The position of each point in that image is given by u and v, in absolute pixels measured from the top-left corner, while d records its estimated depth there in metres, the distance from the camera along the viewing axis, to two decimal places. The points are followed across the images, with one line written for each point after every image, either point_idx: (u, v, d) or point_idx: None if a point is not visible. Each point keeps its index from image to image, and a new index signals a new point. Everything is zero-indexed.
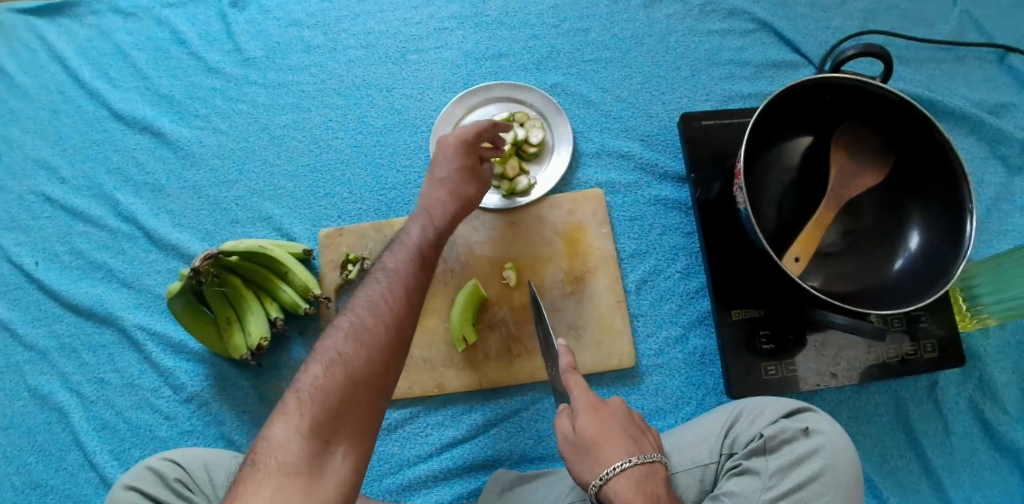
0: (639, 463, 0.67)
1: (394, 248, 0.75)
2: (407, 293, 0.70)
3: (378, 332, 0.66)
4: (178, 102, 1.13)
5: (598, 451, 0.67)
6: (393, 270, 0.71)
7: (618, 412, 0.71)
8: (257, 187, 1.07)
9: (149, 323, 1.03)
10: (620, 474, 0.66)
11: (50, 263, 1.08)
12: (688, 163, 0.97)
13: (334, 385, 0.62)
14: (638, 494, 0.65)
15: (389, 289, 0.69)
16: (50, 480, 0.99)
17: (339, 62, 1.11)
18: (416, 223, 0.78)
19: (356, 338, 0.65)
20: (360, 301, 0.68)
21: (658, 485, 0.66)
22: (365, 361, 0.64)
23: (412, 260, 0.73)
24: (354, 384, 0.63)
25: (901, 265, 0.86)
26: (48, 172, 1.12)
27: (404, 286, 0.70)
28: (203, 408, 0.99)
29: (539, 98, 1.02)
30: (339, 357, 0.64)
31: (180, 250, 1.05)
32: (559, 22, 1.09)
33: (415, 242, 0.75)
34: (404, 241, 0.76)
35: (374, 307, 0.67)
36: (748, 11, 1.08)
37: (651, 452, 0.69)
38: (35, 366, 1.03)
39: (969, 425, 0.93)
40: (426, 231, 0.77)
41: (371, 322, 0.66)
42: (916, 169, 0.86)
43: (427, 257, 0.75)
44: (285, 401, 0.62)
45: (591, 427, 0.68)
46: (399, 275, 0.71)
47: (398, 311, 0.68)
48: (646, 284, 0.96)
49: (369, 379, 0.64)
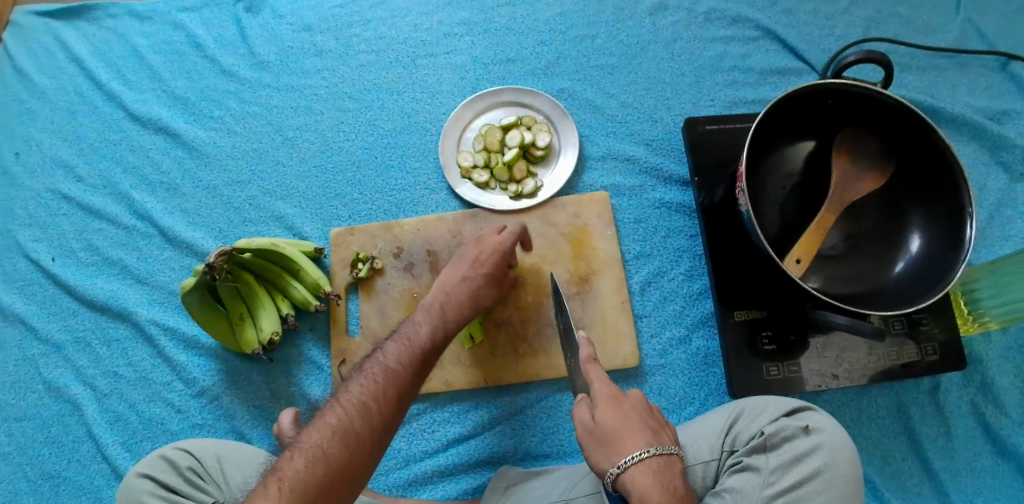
0: (657, 454, 0.68)
1: (391, 344, 0.76)
2: (399, 393, 0.70)
3: (363, 434, 0.66)
4: (193, 104, 1.15)
5: (618, 443, 0.69)
6: (389, 368, 0.72)
7: (638, 405, 0.73)
8: (270, 187, 1.09)
9: (162, 319, 1.05)
10: (639, 463, 0.67)
11: (66, 259, 1.10)
12: (692, 166, 0.99)
13: (312, 483, 0.61)
14: (655, 485, 0.66)
15: (382, 389, 0.70)
16: (64, 471, 1.01)
17: (351, 67, 1.14)
18: (417, 324, 0.79)
19: (340, 437, 0.65)
20: (350, 399, 0.68)
21: (674, 477, 0.67)
22: (345, 461, 0.64)
23: (411, 362, 0.74)
24: (332, 482, 0.62)
25: (902, 268, 0.87)
26: (66, 170, 1.15)
27: (396, 388, 0.70)
28: (214, 403, 1.01)
29: (546, 102, 1.05)
30: (321, 452, 0.63)
31: (194, 248, 1.07)
32: (566, 28, 1.11)
33: (415, 338, 0.77)
34: (406, 339, 0.77)
35: (362, 408, 0.67)
36: (752, 18, 1.10)
37: (670, 445, 0.70)
38: (51, 359, 1.06)
39: (971, 428, 0.94)
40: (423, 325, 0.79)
41: (359, 423, 0.66)
42: (917, 173, 0.87)
43: (425, 361, 0.75)
44: (263, 487, 0.61)
45: (611, 417, 0.70)
46: (393, 371, 0.72)
47: (385, 415, 0.68)
48: (650, 286, 0.98)
49: (352, 467, 0.64)
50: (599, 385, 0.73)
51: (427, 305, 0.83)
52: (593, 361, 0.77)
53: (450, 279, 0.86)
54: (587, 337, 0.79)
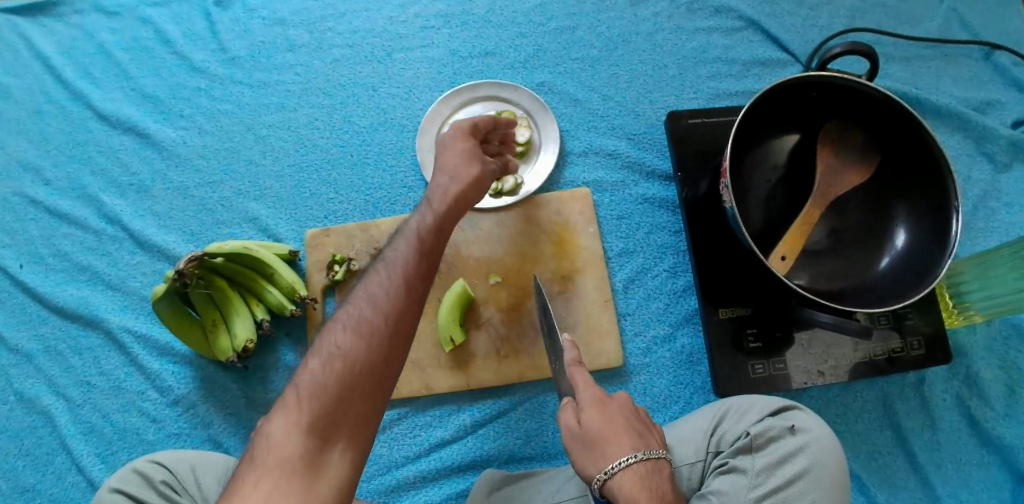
0: (645, 458, 0.67)
1: (396, 240, 0.71)
2: (409, 282, 0.66)
3: (377, 327, 0.63)
4: (164, 102, 1.12)
5: (604, 445, 0.67)
6: (395, 263, 0.67)
7: (623, 407, 0.71)
8: (243, 188, 1.06)
9: (134, 326, 1.02)
10: (626, 469, 0.66)
11: (34, 266, 1.07)
12: (675, 161, 0.96)
13: (330, 383, 0.60)
14: (642, 491, 0.64)
15: (389, 281, 0.66)
16: (37, 484, 0.98)
17: (325, 62, 1.10)
18: (414, 220, 0.73)
19: (353, 333, 0.62)
20: (360, 297, 0.65)
21: (661, 481, 0.66)
22: (363, 358, 0.61)
23: (416, 252, 0.68)
24: (351, 378, 0.60)
25: (888, 263, 0.86)
26: (32, 174, 1.11)
27: (403, 278, 0.66)
28: (190, 411, 0.98)
29: (526, 96, 1.02)
30: (336, 351, 0.62)
31: (166, 251, 1.04)
32: (545, 20, 1.09)
33: (416, 230, 0.71)
34: (409, 234, 0.70)
35: (372, 303, 0.64)
36: (735, 9, 1.08)
37: (657, 449, 0.69)
38: (20, 369, 1.02)
39: (956, 421, 0.93)
40: (425, 219, 0.72)
41: (371, 318, 0.63)
42: (904, 167, 0.86)
43: (432, 250, 0.70)
44: (284, 397, 0.60)
45: (597, 420, 0.69)
46: (400, 265, 0.67)
47: (396, 307, 0.64)
48: (634, 283, 0.96)
49: (370, 371, 0.61)
50: (584, 388, 0.71)
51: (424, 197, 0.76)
52: (578, 364, 0.74)
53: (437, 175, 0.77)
54: (572, 339, 0.75)
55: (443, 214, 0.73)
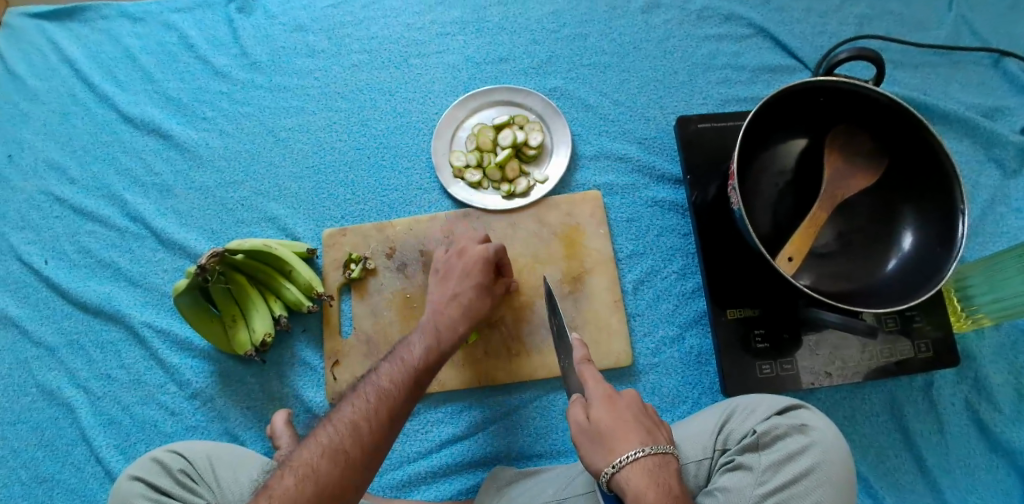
0: (653, 453, 0.68)
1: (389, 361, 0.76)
2: (393, 405, 0.71)
3: (353, 454, 0.66)
4: (185, 105, 1.15)
5: (613, 442, 0.69)
6: (381, 388, 0.72)
7: (633, 404, 0.72)
8: (262, 188, 1.09)
9: (155, 321, 1.05)
10: (634, 462, 0.67)
11: (59, 262, 1.11)
12: (686, 163, 0.98)
13: (300, 502, 0.63)
14: (650, 484, 0.66)
15: (373, 405, 0.70)
16: (57, 474, 1.01)
17: (342, 67, 1.13)
18: (412, 342, 0.78)
19: (330, 456, 0.66)
20: (342, 418, 0.69)
21: (669, 476, 0.67)
22: (333, 477, 0.65)
23: (404, 380, 0.73)
24: (320, 501, 0.63)
25: (895, 266, 0.88)
26: (58, 173, 1.15)
27: (389, 402, 0.71)
28: (207, 405, 1.00)
29: (539, 101, 1.04)
30: (311, 471, 0.65)
31: (186, 249, 1.07)
32: (558, 27, 1.11)
33: (411, 362, 0.75)
34: (400, 359, 0.76)
35: (353, 426, 0.68)
36: (745, 16, 1.10)
37: (664, 445, 0.70)
38: (44, 362, 1.06)
39: (964, 425, 0.94)
40: (422, 344, 0.78)
41: (350, 442, 0.67)
42: (911, 170, 0.88)
43: (420, 379, 0.75)
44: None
45: (607, 417, 0.70)
46: (388, 387, 0.72)
47: (377, 429, 0.69)
48: (643, 285, 0.97)
49: (337, 491, 0.64)
50: (592, 385, 0.73)
51: (421, 323, 0.81)
52: (588, 363, 0.76)
53: (443, 295, 0.83)
54: (581, 339, 0.78)
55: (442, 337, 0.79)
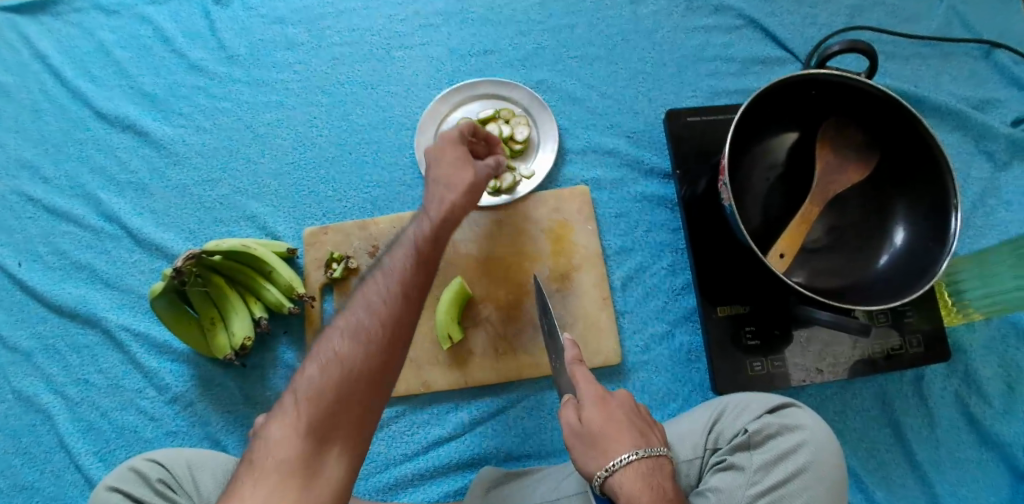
0: (646, 456, 0.67)
1: (395, 247, 0.70)
2: (407, 287, 0.65)
3: (376, 333, 0.62)
4: (162, 101, 1.12)
5: (605, 443, 0.67)
6: (390, 270, 0.67)
7: (625, 405, 0.71)
8: (241, 186, 1.05)
9: (133, 324, 1.02)
10: (627, 466, 0.66)
11: (34, 264, 1.08)
12: (675, 157, 0.96)
13: (330, 385, 0.59)
14: (645, 489, 0.64)
15: (386, 287, 0.65)
16: (35, 482, 0.99)
17: (323, 60, 1.10)
18: (415, 225, 0.73)
19: (337, 368, 0.60)
20: (345, 326, 0.63)
21: (663, 479, 0.66)
22: (361, 361, 0.61)
23: (413, 261, 0.68)
24: (350, 383, 0.59)
25: (886, 262, 0.87)
26: (31, 172, 1.12)
27: (402, 282, 0.65)
28: (187, 409, 0.98)
29: (525, 94, 1.02)
30: (321, 384, 0.59)
31: (164, 249, 1.04)
32: (544, 19, 1.08)
33: (415, 243, 0.70)
34: (404, 244, 0.70)
35: (358, 331, 0.62)
36: (734, 7, 1.07)
37: (658, 447, 0.69)
38: (18, 367, 1.03)
39: (955, 419, 0.93)
40: (423, 229, 0.72)
41: (357, 348, 0.61)
42: (903, 165, 0.87)
43: (430, 260, 0.69)
44: (282, 401, 0.59)
45: (600, 419, 0.68)
46: (398, 271, 0.67)
47: (397, 310, 0.64)
48: (632, 281, 0.95)
49: (367, 375, 0.60)
50: (584, 384, 0.71)
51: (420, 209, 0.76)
52: (578, 362, 0.74)
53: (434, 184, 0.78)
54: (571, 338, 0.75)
55: (439, 223, 0.73)
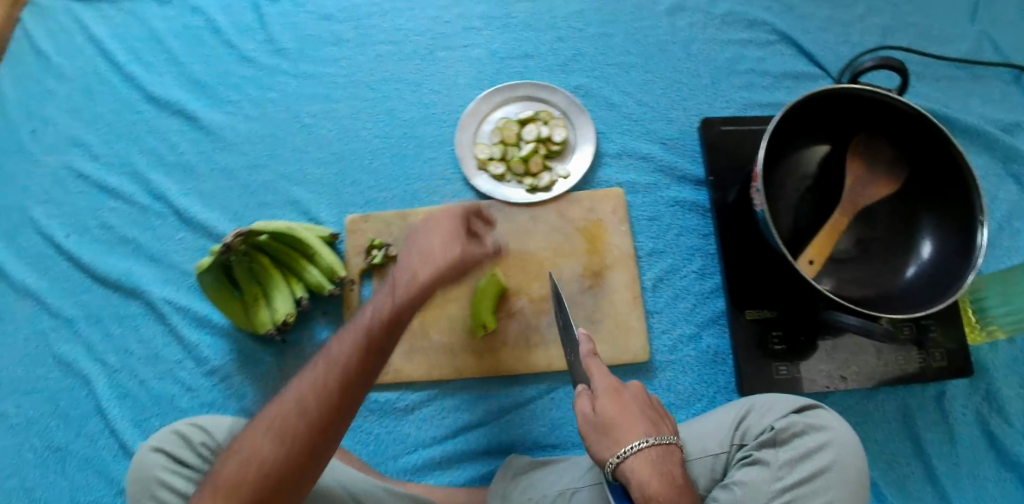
0: (657, 445, 0.69)
1: (346, 329, 0.68)
2: (341, 386, 0.65)
3: (299, 434, 0.63)
4: (211, 88, 1.16)
5: (618, 433, 0.69)
6: (330, 361, 0.66)
7: (638, 395, 0.73)
8: (286, 172, 1.09)
9: (175, 298, 1.06)
10: (637, 454, 0.68)
11: (81, 237, 1.12)
12: (709, 166, 0.99)
13: (247, 481, 0.62)
14: (656, 474, 0.67)
15: (321, 381, 0.65)
16: (70, 445, 1.02)
17: (369, 57, 1.14)
18: (377, 298, 0.68)
19: (255, 459, 0.63)
20: (273, 412, 0.65)
21: (672, 467, 0.69)
22: (279, 461, 0.63)
23: (354, 352, 0.65)
24: (267, 480, 0.63)
25: (913, 273, 0.90)
26: (83, 149, 1.17)
27: (337, 381, 0.64)
28: (225, 381, 1.02)
29: (564, 98, 1.05)
30: (235, 475, 0.63)
31: (208, 229, 1.08)
32: (584, 26, 1.12)
33: (365, 330, 0.66)
34: (355, 326, 0.67)
35: (281, 430, 0.64)
36: (769, 23, 1.10)
37: (668, 436, 0.71)
38: (62, 334, 1.07)
39: (974, 436, 0.95)
40: (378, 312, 0.67)
41: (276, 441, 0.63)
42: (930, 180, 0.90)
43: (377, 348, 0.66)
44: (206, 482, 0.64)
45: (616, 408, 0.71)
46: (337, 363, 0.65)
47: (324, 411, 0.64)
48: (662, 282, 0.97)
49: (285, 475, 0.63)
50: (598, 376, 0.73)
51: (390, 276, 0.69)
52: (592, 355, 0.77)
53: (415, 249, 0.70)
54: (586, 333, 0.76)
55: (405, 310, 0.67)
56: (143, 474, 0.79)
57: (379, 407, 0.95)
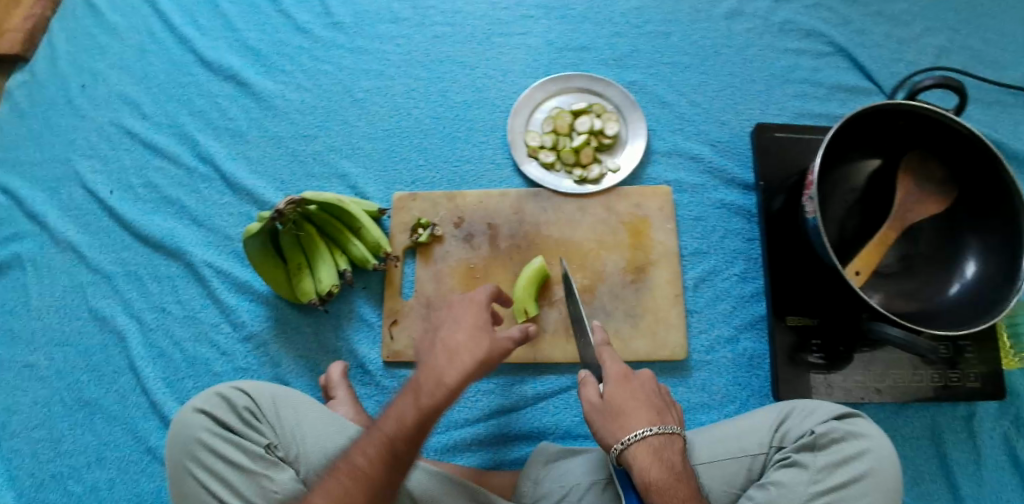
0: (659, 433, 0.70)
1: (367, 436, 0.71)
2: (368, 495, 0.68)
3: None
4: (266, 56, 1.17)
5: (624, 419, 0.71)
6: (357, 470, 0.68)
7: (646, 385, 0.75)
8: (335, 145, 1.10)
9: (216, 261, 1.07)
10: (641, 441, 0.69)
11: (124, 194, 1.13)
12: (759, 172, 1.00)
13: None
14: (655, 461, 0.68)
15: (347, 489, 0.68)
16: (100, 400, 1.02)
17: (425, 37, 1.15)
18: (398, 404, 0.72)
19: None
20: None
21: (672, 455, 0.70)
22: None
23: (380, 458, 0.69)
24: None
25: (956, 291, 0.90)
26: (132, 107, 1.18)
27: (364, 490, 0.67)
28: (260, 349, 1.02)
29: (618, 93, 1.06)
30: None
31: (254, 195, 1.09)
32: (641, 23, 1.13)
33: (388, 436, 0.69)
34: (378, 431, 0.70)
35: None
36: (826, 34, 1.11)
37: (673, 425, 0.72)
38: (99, 288, 1.08)
39: (1000, 460, 0.95)
40: (402, 417, 0.70)
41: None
42: (979, 201, 0.90)
43: (400, 452, 0.69)
44: None
45: (623, 395, 0.73)
46: (363, 470, 0.68)
47: None
48: (704, 283, 0.98)
49: None
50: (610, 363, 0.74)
51: (409, 381, 0.73)
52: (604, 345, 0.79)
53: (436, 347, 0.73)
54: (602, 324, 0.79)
55: (428, 412, 0.69)
56: (181, 436, 0.73)
57: None
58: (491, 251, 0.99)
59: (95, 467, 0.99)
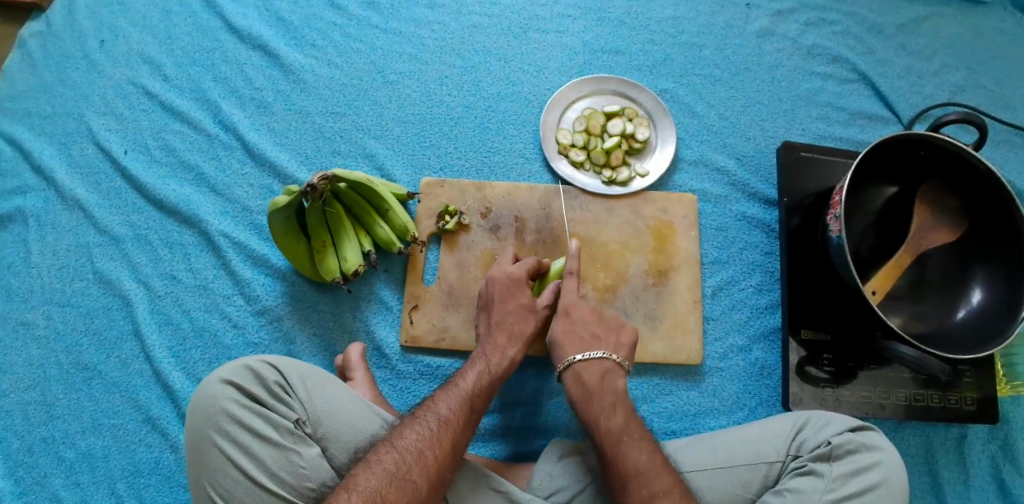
0: (583, 359, 0.82)
1: (443, 392, 0.78)
2: (455, 442, 0.73)
3: (421, 484, 0.68)
4: (297, 29, 1.15)
5: (560, 350, 0.84)
6: (443, 416, 0.74)
7: (586, 318, 0.86)
8: (364, 125, 1.09)
9: (232, 232, 1.05)
10: (568, 368, 0.82)
11: (139, 154, 1.10)
12: (782, 188, 1.02)
13: None
14: (573, 382, 0.81)
15: (439, 436, 0.72)
16: (99, 365, 1.00)
17: (461, 25, 1.15)
18: (470, 370, 0.81)
19: (396, 483, 0.67)
20: (406, 446, 0.71)
21: (593, 376, 0.81)
22: None
23: (463, 406, 0.76)
24: None
25: (963, 318, 0.92)
26: (153, 68, 1.15)
27: (452, 437, 0.73)
28: (273, 324, 1.00)
29: (650, 99, 1.08)
30: None
31: (277, 168, 1.07)
32: (676, 33, 1.15)
33: (466, 390, 0.78)
34: (456, 386, 0.79)
35: (403, 481, 0.68)
36: (851, 62, 1.14)
37: (604, 349, 0.83)
38: (106, 250, 1.05)
39: (987, 482, 0.97)
40: (478, 378, 0.80)
41: (415, 471, 0.69)
42: (991, 234, 0.92)
43: (477, 405, 0.77)
44: None
45: (561, 331, 0.85)
46: (449, 420, 0.74)
47: (440, 468, 0.71)
48: (721, 292, 1.01)
49: None
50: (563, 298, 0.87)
51: (473, 355, 0.85)
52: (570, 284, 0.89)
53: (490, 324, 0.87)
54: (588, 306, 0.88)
55: (496, 375, 0.81)
56: (206, 409, 0.72)
57: (433, 372, 0.97)
58: (517, 244, 1.00)
59: (90, 434, 0.97)
